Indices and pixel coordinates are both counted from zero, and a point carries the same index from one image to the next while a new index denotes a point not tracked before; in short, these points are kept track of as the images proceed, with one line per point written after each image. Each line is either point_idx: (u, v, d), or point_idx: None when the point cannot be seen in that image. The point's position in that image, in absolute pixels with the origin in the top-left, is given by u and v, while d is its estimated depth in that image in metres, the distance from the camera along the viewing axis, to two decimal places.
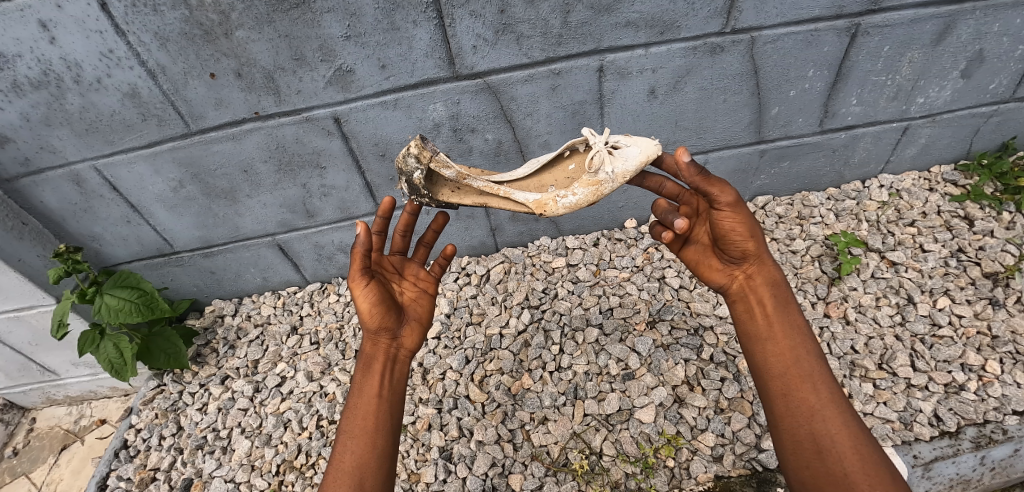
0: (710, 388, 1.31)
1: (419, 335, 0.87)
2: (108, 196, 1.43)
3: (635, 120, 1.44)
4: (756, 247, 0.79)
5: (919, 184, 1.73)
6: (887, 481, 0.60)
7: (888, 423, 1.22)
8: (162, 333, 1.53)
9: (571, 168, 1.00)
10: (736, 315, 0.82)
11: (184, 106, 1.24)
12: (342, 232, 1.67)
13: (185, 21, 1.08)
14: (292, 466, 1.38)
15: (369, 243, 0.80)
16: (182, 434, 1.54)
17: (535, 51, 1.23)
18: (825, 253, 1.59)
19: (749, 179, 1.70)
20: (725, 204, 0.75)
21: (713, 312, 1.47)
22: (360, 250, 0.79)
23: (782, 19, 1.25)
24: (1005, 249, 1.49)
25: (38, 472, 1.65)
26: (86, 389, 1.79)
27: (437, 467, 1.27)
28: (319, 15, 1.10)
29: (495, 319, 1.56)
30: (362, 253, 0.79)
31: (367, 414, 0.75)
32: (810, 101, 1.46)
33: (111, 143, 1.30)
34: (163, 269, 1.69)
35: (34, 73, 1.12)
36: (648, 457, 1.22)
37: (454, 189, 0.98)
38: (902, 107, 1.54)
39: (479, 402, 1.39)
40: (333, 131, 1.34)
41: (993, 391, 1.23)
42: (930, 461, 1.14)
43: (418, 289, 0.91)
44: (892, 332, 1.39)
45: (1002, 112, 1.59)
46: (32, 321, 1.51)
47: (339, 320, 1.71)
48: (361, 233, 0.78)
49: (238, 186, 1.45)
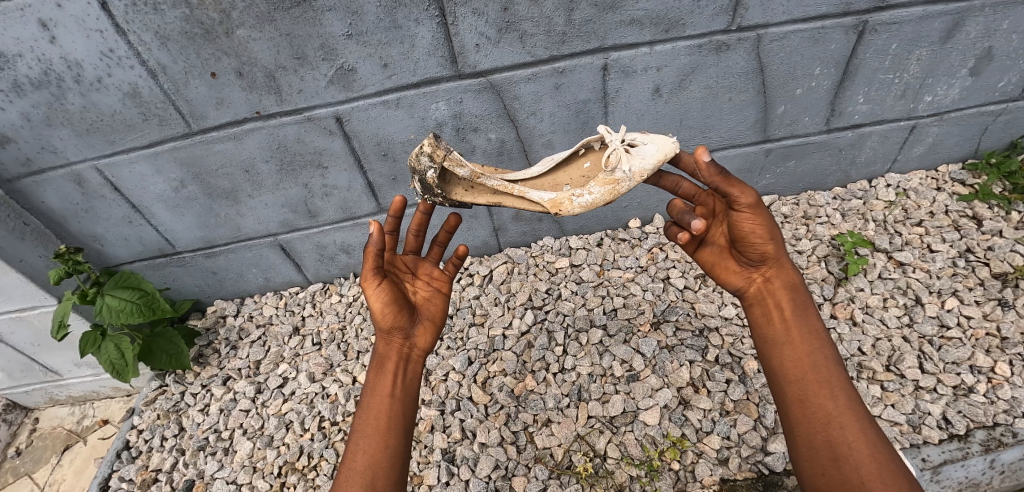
0: (716, 390, 1.30)
1: (432, 335, 0.86)
2: (110, 197, 1.42)
3: (640, 119, 1.43)
4: (776, 249, 0.77)
5: (926, 183, 1.71)
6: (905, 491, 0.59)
7: (896, 425, 1.20)
8: (164, 334, 1.52)
9: (587, 166, 0.99)
10: (753, 319, 0.81)
11: (185, 106, 1.23)
12: (344, 232, 1.66)
13: (186, 20, 1.07)
14: (293, 467, 1.37)
15: (382, 242, 0.79)
16: (184, 435, 1.53)
17: (538, 50, 1.22)
18: (831, 253, 1.57)
19: (755, 179, 1.68)
20: (744, 206, 0.74)
21: (719, 312, 1.45)
22: (372, 250, 0.78)
23: (789, 17, 1.23)
24: (1014, 250, 1.47)
25: (40, 472, 1.65)
26: (89, 390, 1.79)
27: (439, 469, 1.26)
28: (320, 14, 1.09)
29: (498, 320, 1.55)
30: (375, 252, 0.78)
31: (379, 414, 0.74)
32: (816, 100, 1.45)
33: (112, 143, 1.29)
34: (165, 269, 1.69)
35: (34, 73, 1.12)
36: (653, 460, 1.20)
37: (468, 188, 0.96)
38: (910, 106, 1.52)
39: (482, 403, 1.38)
40: (335, 131, 1.33)
41: (1003, 394, 1.22)
42: (939, 464, 1.12)
43: (431, 288, 0.89)
44: (899, 333, 1.37)
45: (1011, 111, 1.57)
46: (35, 322, 1.51)
47: (341, 320, 1.70)
48: (374, 232, 0.78)
49: (240, 186, 1.45)
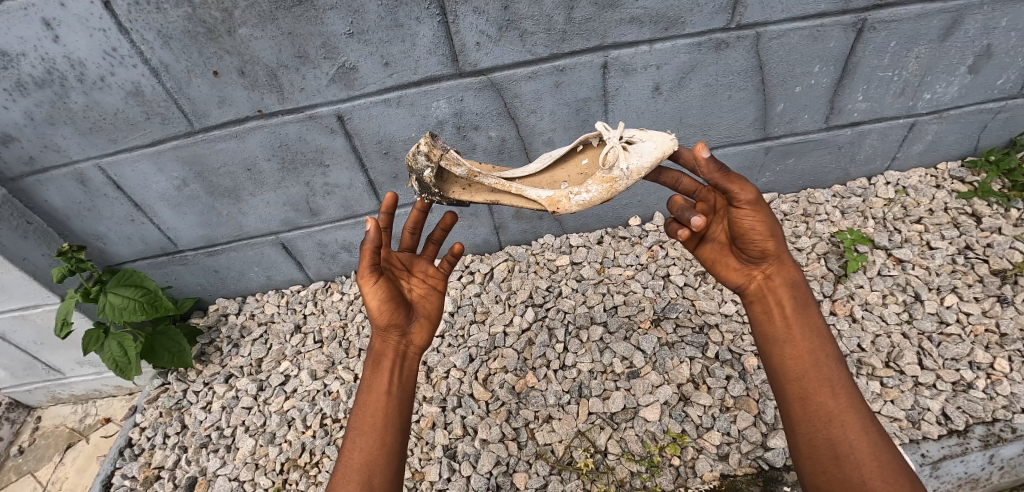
0: (716, 387, 1.31)
1: (428, 332, 0.87)
2: (112, 195, 1.43)
3: (640, 116, 1.43)
4: (776, 246, 0.78)
5: (925, 181, 1.71)
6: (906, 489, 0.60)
7: (895, 421, 1.21)
8: (166, 332, 1.53)
9: (584, 163, 1.00)
10: (753, 316, 0.81)
11: (187, 104, 1.24)
12: (345, 231, 1.66)
13: (188, 19, 1.07)
14: (295, 464, 1.38)
15: (379, 240, 0.78)
16: (186, 432, 1.54)
17: (539, 48, 1.22)
18: (830, 250, 1.58)
19: (754, 177, 1.69)
20: (744, 202, 0.75)
21: (718, 309, 1.46)
22: (369, 248, 0.77)
23: (788, 15, 1.24)
24: (1013, 247, 1.48)
25: (43, 470, 1.66)
26: (91, 388, 1.80)
27: (441, 466, 1.27)
28: (322, 12, 1.09)
29: (499, 317, 1.55)
30: (372, 250, 0.77)
31: (376, 411, 0.74)
32: (816, 98, 1.45)
33: (114, 142, 1.30)
34: (166, 267, 1.69)
35: (37, 71, 1.13)
36: (654, 456, 1.21)
37: (465, 187, 0.97)
38: (909, 104, 1.53)
39: (483, 400, 1.38)
40: (337, 129, 1.34)
41: (1002, 390, 1.22)
42: (938, 460, 1.13)
43: (427, 286, 0.90)
44: (899, 330, 1.38)
45: (1010, 108, 1.58)
46: (37, 320, 1.51)
47: (343, 318, 1.70)
48: (371, 229, 0.77)
49: (242, 184, 1.45)
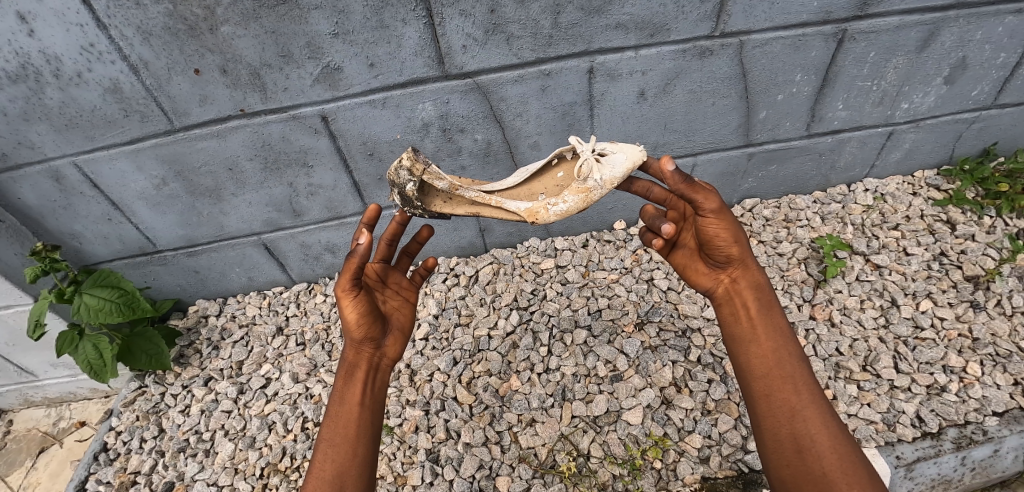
0: (698, 390, 1.32)
1: (400, 345, 0.87)
2: (89, 193, 1.40)
3: (626, 121, 1.45)
4: (741, 251, 0.79)
5: (903, 188, 1.75)
6: (864, 481, 0.62)
7: (871, 424, 1.23)
8: (144, 333, 1.50)
9: (560, 176, 1.00)
10: (722, 317, 0.82)
11: (167, 102, 1.22)
12: (329, 232, 1.65)
13: (169, 16, 1.05)
14: (275, 468, 1.37)
15: (367, 255, 0.75)
16: (164, 436, 1.50)
17: (525, 52, 1.23)
18: (811, 254, 1.61)
19: (737, 182, 1.71)
20: (709, 211, 0.75)
21: (701, 313, 1.47)
22: (355, 262, 0.74)
23: (771, 24, 1.26)
24: (986, 253, 1.52)
25: (15, 475, 1.61)
26: (66, 391, 1.75)
27: (423, 469, 1.26)
28: (306, 12, 1.08)
29: (484, 320, 1.55)
30: (358, 264, 0.75)
31: (348, 422, 0.74)
32: (798, 105, 1.48)
33: (91, 139, 1.27)
34: (146, 268, 1.66)
35: (11, 66, 1.10)
36: (636, 459, 1.22)
37: (446, 200, 0.96)
38: (887, 112, 1.56)
39: (467, 403, 1.38)
40: (321, 129, 1.32)
41: (974, 393, 1.25)
42: (912, 461, 1.15)
43: (401, 298, 0.90)
44: (876, 334, 1.41)
45: (984, 118, 1.62)
46: (10, 321, 1.48)
47: (326, 320, 1.69)
48: (365, 244, 0.74)
49: (224, 184, 1.43)
